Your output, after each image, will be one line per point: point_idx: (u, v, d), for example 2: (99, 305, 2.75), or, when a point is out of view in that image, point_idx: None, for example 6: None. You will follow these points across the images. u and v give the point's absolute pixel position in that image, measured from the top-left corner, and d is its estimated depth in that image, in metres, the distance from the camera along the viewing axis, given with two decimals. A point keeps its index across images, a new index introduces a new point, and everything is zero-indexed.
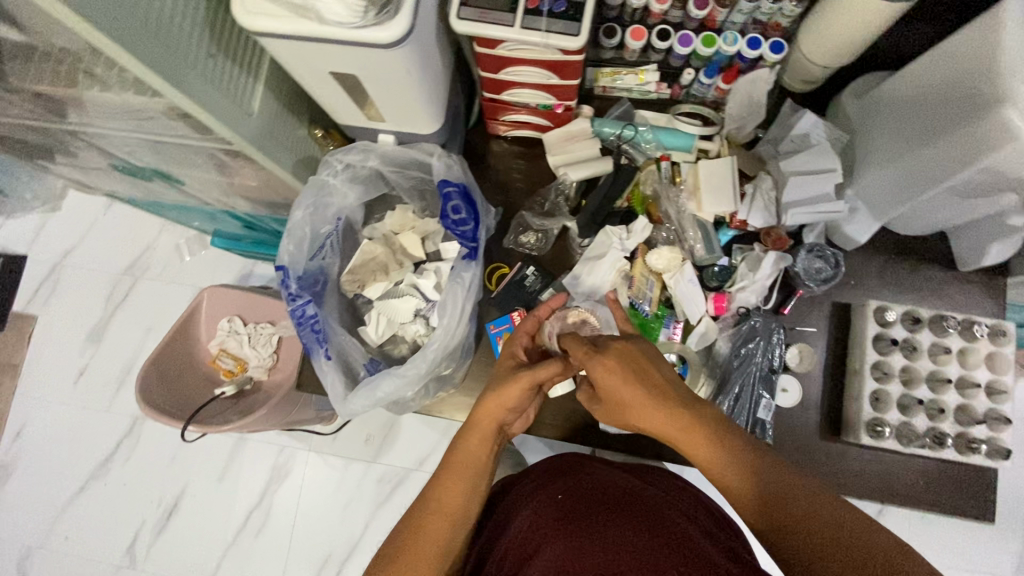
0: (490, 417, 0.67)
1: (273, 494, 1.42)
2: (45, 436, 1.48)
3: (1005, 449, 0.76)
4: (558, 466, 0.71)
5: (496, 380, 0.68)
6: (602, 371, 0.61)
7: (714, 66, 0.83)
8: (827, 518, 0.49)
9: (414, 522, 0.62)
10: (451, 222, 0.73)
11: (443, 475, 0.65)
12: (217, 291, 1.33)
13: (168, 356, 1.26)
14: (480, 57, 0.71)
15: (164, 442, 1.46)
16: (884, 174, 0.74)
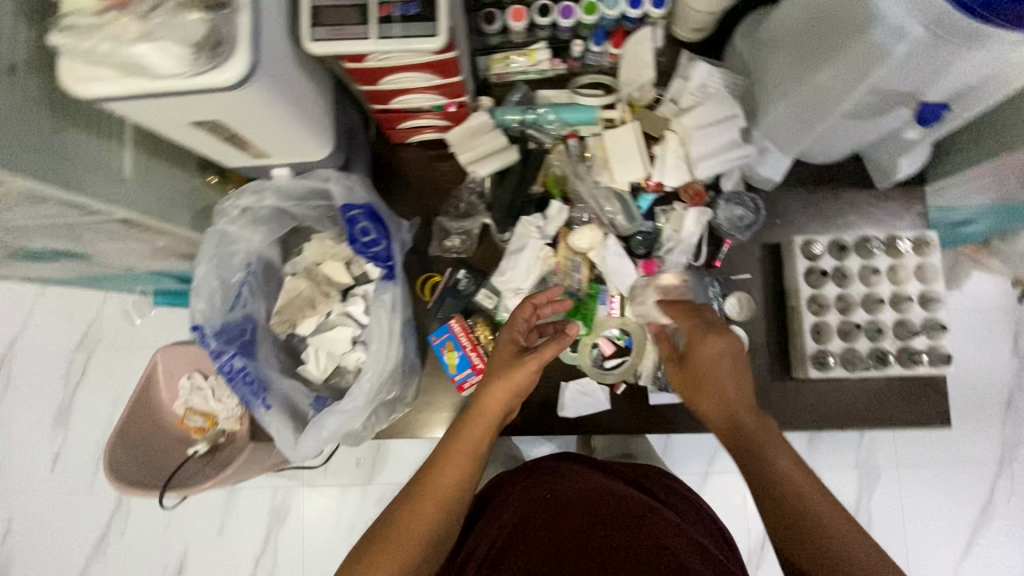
0: (498, 400, 0.65)
1: (276, 536, 1.41)
2: (35, 530, 1.45)
3: (948, 354, 0.77)
4: (560, 465, 0.72)
5: (499, 365, 0.67)
6: (712, 350, 0.61)
7: (601, 32, 0.82)
8: (827, 526, 0.52)
9: (410, 500, 0.60)
10: (361, 245, 0.71)
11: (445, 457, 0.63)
12: (169, 350, 1.28)
13: (133, 425, 1.22)
14: (354, 72, 0.68)
15: (155, 510, 1.43)
16: (783, 112, 0.74)
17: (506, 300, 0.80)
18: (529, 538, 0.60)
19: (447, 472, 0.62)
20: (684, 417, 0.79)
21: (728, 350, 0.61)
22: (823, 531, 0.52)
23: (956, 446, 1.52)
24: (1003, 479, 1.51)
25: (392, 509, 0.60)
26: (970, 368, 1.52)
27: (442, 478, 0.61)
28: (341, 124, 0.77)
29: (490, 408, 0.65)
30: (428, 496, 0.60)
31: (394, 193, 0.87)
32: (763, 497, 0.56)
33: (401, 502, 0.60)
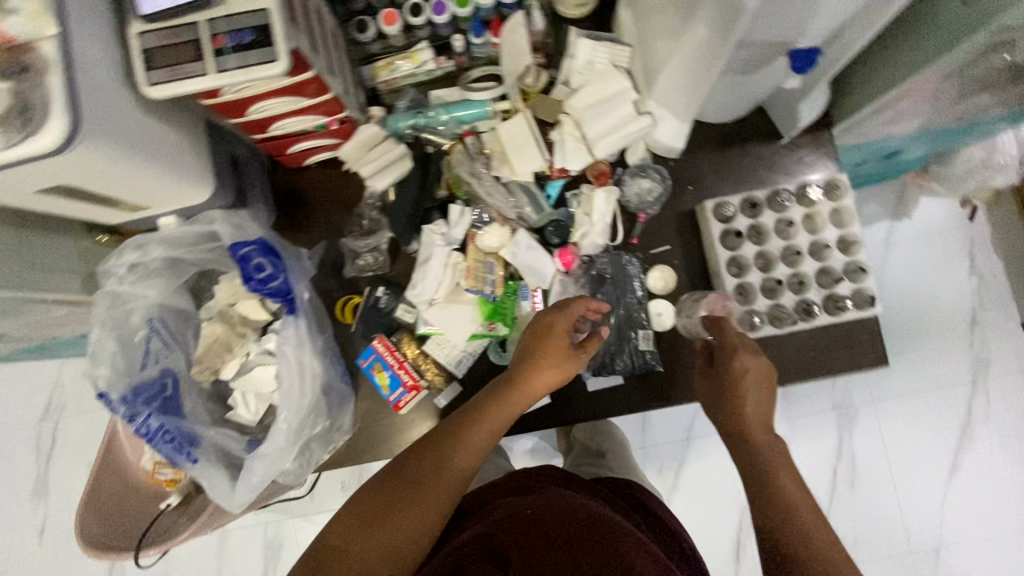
0: (542, 382, 0.66)
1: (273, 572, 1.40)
2: None
3: (871, 295, 0.76)
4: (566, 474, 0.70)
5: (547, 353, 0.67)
6: (746, 364, 0.66)
7: (479, 23, 0.78)
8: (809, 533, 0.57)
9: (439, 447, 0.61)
10: (257, 282, 0.69)
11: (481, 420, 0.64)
12: None
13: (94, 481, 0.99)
14: (217, 107, 0.66)
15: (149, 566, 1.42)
16: (668, 79, 0.72)
17: (422, 313, 0.78)
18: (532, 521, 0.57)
19: (477, 432, 0.63)
20: (623, 401, 0.78)
21: (764, 371, 0.66)
22: (815, 544, 0.56)
23: (935, 371, 1.51)
24: (980, 396, 1.51)
25: (418, 455, 0.61)
26: (933, 292, 1.51)
27: (471, 438, 0.62)
28: (224, 161, 0.75)
29: (529, 386, 0.66)
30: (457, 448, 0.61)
31: (301, 220, 0.84)
32: (761, 511, 0.60)
33: (430, 449, 0.61)
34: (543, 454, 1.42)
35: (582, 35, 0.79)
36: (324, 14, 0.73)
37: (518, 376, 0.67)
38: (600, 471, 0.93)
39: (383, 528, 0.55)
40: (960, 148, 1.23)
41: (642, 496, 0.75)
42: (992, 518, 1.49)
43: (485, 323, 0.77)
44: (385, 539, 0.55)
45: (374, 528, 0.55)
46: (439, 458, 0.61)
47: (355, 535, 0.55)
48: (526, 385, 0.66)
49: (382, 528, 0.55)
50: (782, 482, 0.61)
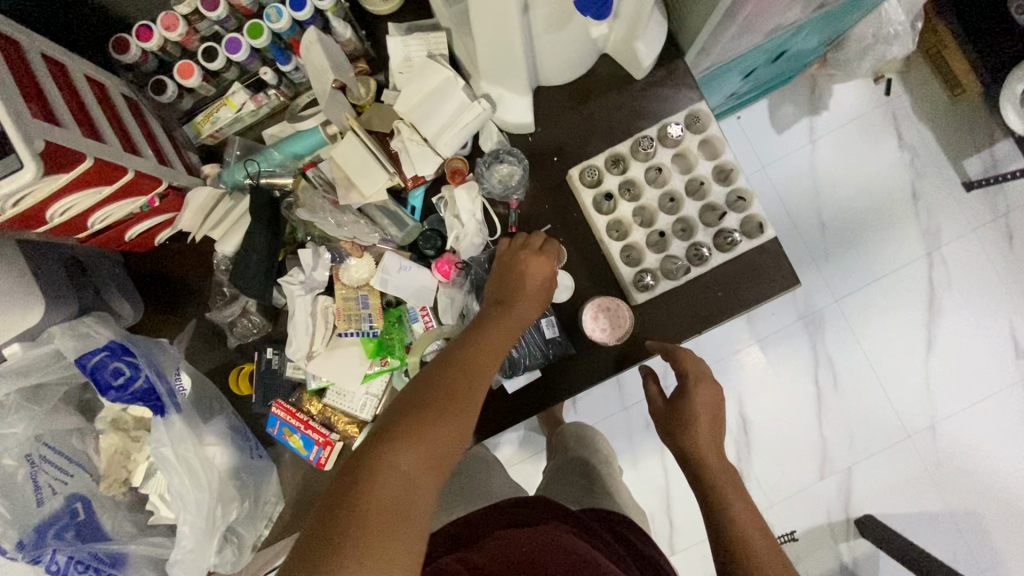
0: (533, 311, 0.67)
1: None
2: None
3: (760, 220, 0.73)
4: (559, 510, 0.65)
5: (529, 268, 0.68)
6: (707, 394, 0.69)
7: (281, 49, 0.73)
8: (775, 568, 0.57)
9: (462, 363, 0.57)
10: (116, 390, 0.64)
11: (490, 332, 0.62)
12: None
13: None
14: (7, 224, 0.59)
15: None
16: (483, 58, 0.66)
17: (306, 368, 0.74)
18: (533, 555, 0.52)
19: (491, 346, 0.60)
20: (543, 399, 0.75)
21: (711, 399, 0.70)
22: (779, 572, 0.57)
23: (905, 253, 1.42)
24: (937, 265, 1.41)
25: (431, 369, 0.57)
26: (879, 176, 1.43)
27: (487, 353, 0.60)
28: (54, 270, 0.70)
29: (524, 311, 0.66)
30: (481, 360, 0.58)
31: (172, 302, 0.79)
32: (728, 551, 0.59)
33: (452, 366, 0.57)
34: (531, 444, 1.38)
35: (394, 32, 0.74)
36: (105, 87, 0.67)
37: (509, 302, 0.66)
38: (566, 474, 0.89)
39: (417, 438, 0.50)
40: (850, 28, 1.17)
41: (627, 533, 0.68)
42: (999, 386, 1.39)
43: (376, 360, 0.74)
44: (420, 449, 0.49)
45: (408, 440, 0.49)
46: (464, 368, 0.57)
47: (382, 451, 0.48)
48: (520, 311, 0.65)
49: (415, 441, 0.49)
50: (737, 515, 0.62)
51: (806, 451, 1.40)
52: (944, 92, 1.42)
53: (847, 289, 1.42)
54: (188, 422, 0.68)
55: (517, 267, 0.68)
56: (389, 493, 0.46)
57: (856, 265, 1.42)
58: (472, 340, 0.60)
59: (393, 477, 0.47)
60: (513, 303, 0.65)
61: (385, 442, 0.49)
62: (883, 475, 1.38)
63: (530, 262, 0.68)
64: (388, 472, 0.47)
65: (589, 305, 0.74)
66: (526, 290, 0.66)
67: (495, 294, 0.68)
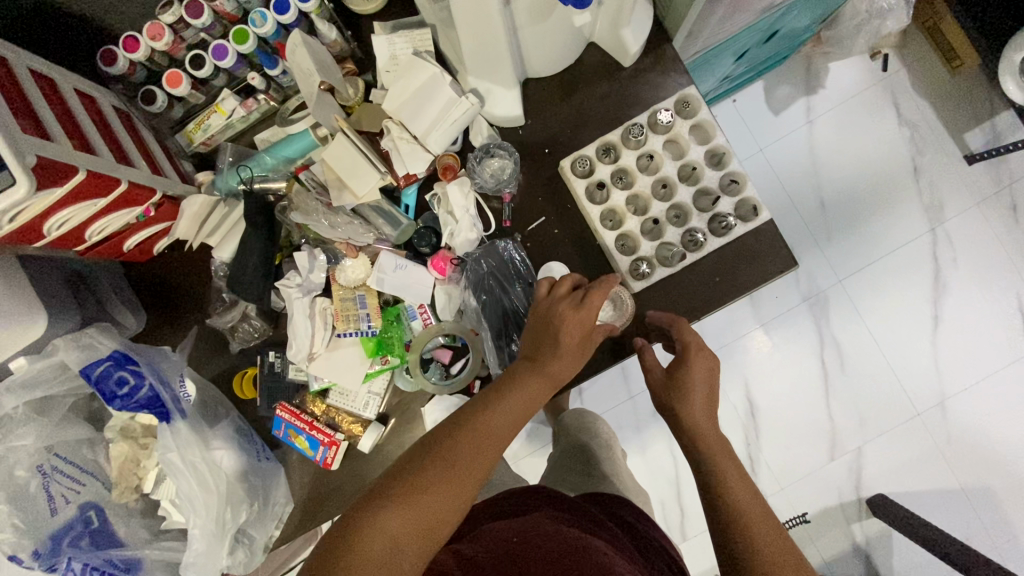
0: (563, 374, 0.63)
1: None
2: None
3: (754, 203, 0.73)
4: (557, 497, 0.65)
5: (564, 321, 0.64)
6: (707, 364, 0.66)
7: (268, 53, 0.73)
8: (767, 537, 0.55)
9: (477, 428, 0.56)
10: (122, 399, 0.65)
11: (512, 399, 0.60)
12: None
13: None
14: (6, 240, 0.60)
15: None
16: (468, 53, 0.67)
17: (307, 370, 0.74)
18: (525, 543, 0.52)
19: (508, 414, 0.59)
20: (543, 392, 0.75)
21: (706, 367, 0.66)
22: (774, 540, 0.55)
23: (907, 229, 1.40)
24: (942, 242, 1.40)
25: (443, 429, 0.57)
26: (879, 153, 1.42)
27: (502, 423, 0.58)
28: (56, 284, 0.71)
29: (552, 373, 0.63)
30: (495, 429, 0.57)
31: (174, 310, 0.80)
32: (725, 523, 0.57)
33: (466, 429, 0.56)
34: (539, 436, 1.39)
35: (379, 31, 0.74)
36: (96, 99, 0.68)
37: (542, 356, 0.63)
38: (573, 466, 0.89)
39: (410, 504, 0.50)
40: (843, 4, 1.15)
41: (631, 517, 0.67)
42: (1007, 359, 1.38)
43: (376, 359, 0.74)
44: (411, 519, 0.49)
45: (401, 507, 0.50)
46: (477, 437, 0.56)
47: (375, 511, 0.50)
48: (549, 373, 0.62)
49: (408, 504, 0.50)
50: (730, 483, 0.59)
51: (814, 433, 1.40)
52: (943, 66, 1.41)
53: (850, 268, 1.41)
54: (194, 428, 0.69)
55: (552, 317, 0.65)
56: (374, 560, 0.47)
57: (858, 244, 1.41)
58: (489, 404, 0.59)
59: (380, 542, 0.48)
60: (545, 364, 0.62)
61: (377, 505, 0.50)
62: (893, 453, 1.38)
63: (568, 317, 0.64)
64: (377, 535, 0.48)
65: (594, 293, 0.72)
66: (559, 351, 0.63)
67: (530, 348, 0.65)
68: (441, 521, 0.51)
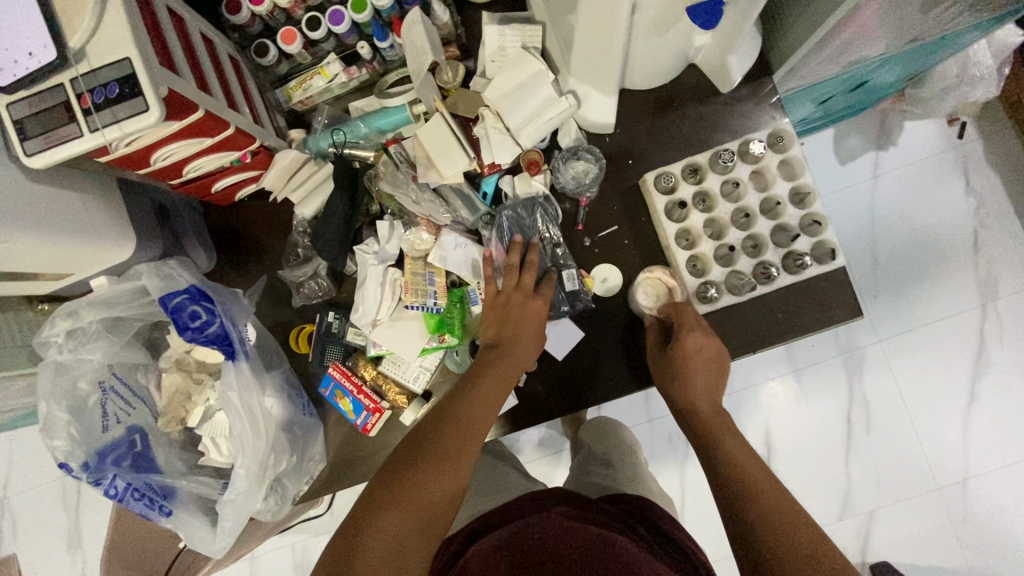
0: (525, 359, 0.68)
1: None
2: None
3: (833, 247, 0.73)
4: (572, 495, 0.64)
5: (519, 308, 0.70)
6: (698, 342, 0.69)
7: (380, 25, 0.75)
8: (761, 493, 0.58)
9: (455, 420, 0.61)
10: (193, 331, 0.67)
11: (483, 387, 0.64)
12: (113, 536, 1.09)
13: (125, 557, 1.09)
14: (115, 162, 0.63)
15: None
16: (579, 54, 0.68)
17: (368, 335, 0.76)
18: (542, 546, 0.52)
19: (485, 401, 0.63)
20: (578, 398, 0.76)
21: (713, 355, 0.69)
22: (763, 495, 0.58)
23: (953, 299, 1.38)
24: (991, 319, 1.37)
25: (428, 425, 0.61)
26: (940, 218, 1.39)
27: (480, 413, 0.62)
28: (145, 210, 0.74)
29: (519, 359, 0.68)
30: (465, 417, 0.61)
31: (246, 256, 0.83)
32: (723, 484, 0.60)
33: (443, 423, 0.60)
34: (551, 443, 1.39)
35: (490, 21, 0.76)
36: (215, 45, 0.70)
37: (505, 345, 0.68)
38: (599, 475, 0.89)
39: (406, 503, 0.54)
40: (935, 67, 1.14)
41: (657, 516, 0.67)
42: None
43: (435, 336, 0.75)
44: (408, 513, 0.54)
45: (395, 507, 0.54)
46: (454, 430, 0.60)
47: (372, 513, 0.54)
48: (514, 358, 0.67)
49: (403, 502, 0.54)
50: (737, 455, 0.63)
51: (829, 487, 1.38)
52: (1018, 143, 1.39)
53: (890, 328, 1.39)
54: (254, 371, 0.70)
55: (510, 305, 0.70)
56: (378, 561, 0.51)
57: (901, 307, 1.39)
58: (463, 394, 0.63)
59: (381, 541, 0.52)
60: (510, 351, 0.67)
61: (378, 506, 0.54)
62: (905, 522, 1.35)
63: (523, 308, 0.70)
64: (378, 534, 0.53)
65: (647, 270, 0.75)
66: (520, 338, 0.68)
67: (493, 337, 0.69)
68: (438, 514, 0.55)
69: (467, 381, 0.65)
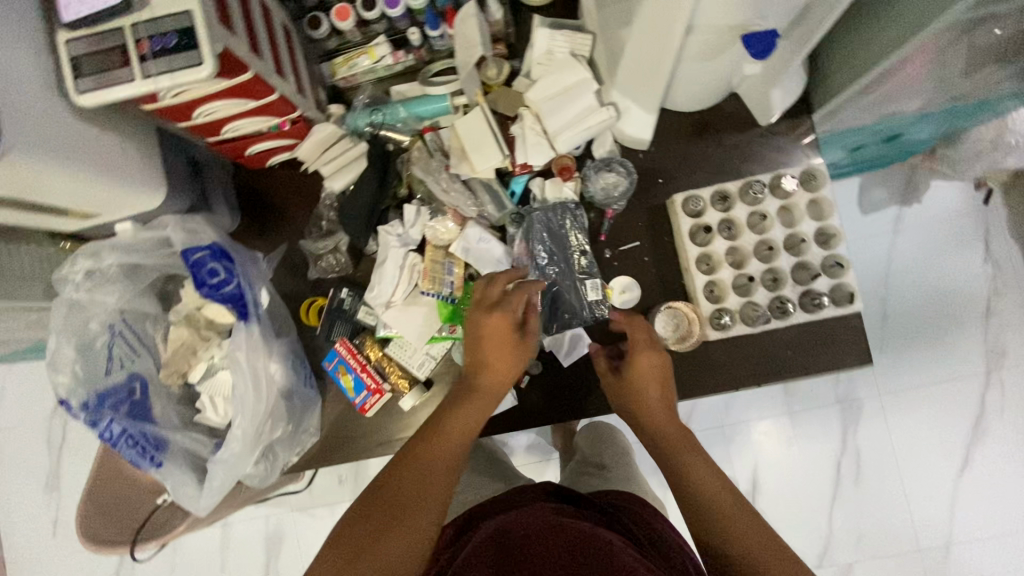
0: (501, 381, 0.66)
1: (276, 564, 1.48)
2: None
3: (852, 291, 0.73)
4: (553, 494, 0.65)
5: (483, 330, 0.66)
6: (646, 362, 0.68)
7: (433, 14, 0.76)
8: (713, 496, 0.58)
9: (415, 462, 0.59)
10: (210, 288, 0.68)
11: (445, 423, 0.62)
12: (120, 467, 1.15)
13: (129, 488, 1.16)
14: (159, 111, 0.63)
15: (172, 554, 1.51)
16: (626, 68, 0.69)
17: (380, 316, 0.77)
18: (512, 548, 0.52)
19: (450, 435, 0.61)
20: (581, 405, 0.77)
21: (660, 366, 0.68)
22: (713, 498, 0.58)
23: (957, 361, 1.38)
24: (993, 388, 1.37)
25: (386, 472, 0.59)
26: (956, 281, 1.39)
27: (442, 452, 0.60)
28: (179, 163, 0.74)
29: (494, 388, 0.66)
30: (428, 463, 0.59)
31: (269, 221, 0.83)
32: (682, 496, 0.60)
33: (402, 464, 0.59)
34: (539, 449, 1.39)
35: (542, 24, 0.76)
36: (271, 11, 0.71)
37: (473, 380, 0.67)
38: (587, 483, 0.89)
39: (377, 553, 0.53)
40: (970, 130, 1.14)
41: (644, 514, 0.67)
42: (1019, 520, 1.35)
43: (445, 326, 0.76)
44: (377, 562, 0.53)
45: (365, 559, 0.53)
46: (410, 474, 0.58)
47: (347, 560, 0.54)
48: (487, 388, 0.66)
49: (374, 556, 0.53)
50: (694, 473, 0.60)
51: (809, 534, 1.37)
52: None
53: (891, 384, 1.39)
54: (264, 335, 0.71)
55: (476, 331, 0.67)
56: None
57: (905, 363, 1.39)
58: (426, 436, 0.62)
59: None
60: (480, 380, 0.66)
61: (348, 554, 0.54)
62: None
63: (491, 343, 0.66)
64: None
65: (660, 309, 0.75)
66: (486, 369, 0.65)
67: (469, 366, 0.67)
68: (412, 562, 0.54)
69: (432, 421, 0.63)
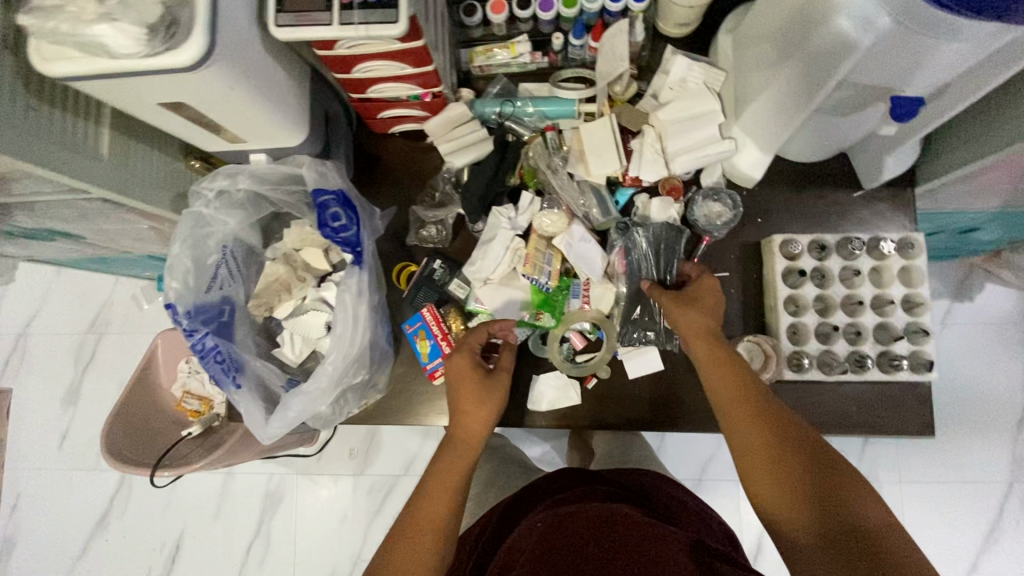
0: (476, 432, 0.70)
1: (269, 523, 1.48)
2: (47, 503, 1.53)
3: (929, 360, 0.75)
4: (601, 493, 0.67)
5: (457, 382, 0.72)
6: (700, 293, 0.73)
7: (581, 25, 0.81)
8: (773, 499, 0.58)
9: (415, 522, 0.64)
10: (330, 230, 0.72)
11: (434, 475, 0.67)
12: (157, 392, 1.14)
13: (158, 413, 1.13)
14: (329, 59, 0.68)
15: (169, 492, 1.51)
16: (759, 107, 0.73)
17: (475, 289, 0.81)
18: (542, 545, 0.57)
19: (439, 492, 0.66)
20: (644, 415, 0.79)
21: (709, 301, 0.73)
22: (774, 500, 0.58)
23: (982, 465, 1.38)
24: (1014, 498, 1.36)
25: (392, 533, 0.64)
26: (996, 385, 1.39)
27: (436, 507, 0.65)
28: (319, 110, 0.79)
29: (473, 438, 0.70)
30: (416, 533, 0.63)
31: (379, 183, 0.87)
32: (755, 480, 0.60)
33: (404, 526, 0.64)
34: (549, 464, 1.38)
35: (680, 53, 0.81)
36: None
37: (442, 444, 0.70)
38: None
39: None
40: None
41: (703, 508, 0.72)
42: None
43: (533, 312, 0.80)
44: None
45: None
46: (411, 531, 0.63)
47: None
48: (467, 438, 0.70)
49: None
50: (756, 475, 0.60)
51: None
52: None
53: (911, 473, 1.39)
54: (368, 284, 0.74)
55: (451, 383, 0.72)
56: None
57: (930, 456, 1.38)
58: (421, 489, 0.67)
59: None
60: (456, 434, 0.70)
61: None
62: None
63: (464, 392, 0.71)
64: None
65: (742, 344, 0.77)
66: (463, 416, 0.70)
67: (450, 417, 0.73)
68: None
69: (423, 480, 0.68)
